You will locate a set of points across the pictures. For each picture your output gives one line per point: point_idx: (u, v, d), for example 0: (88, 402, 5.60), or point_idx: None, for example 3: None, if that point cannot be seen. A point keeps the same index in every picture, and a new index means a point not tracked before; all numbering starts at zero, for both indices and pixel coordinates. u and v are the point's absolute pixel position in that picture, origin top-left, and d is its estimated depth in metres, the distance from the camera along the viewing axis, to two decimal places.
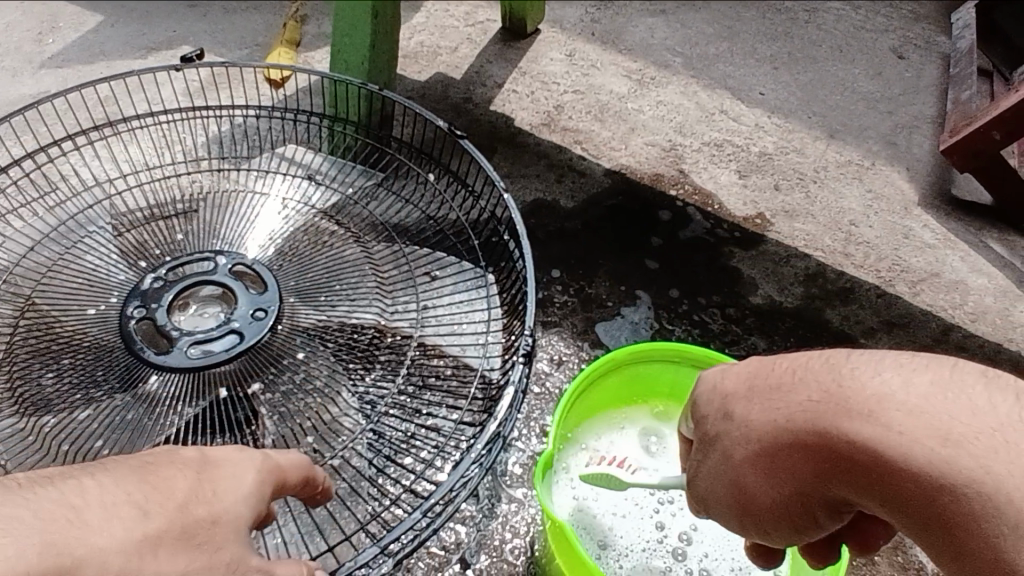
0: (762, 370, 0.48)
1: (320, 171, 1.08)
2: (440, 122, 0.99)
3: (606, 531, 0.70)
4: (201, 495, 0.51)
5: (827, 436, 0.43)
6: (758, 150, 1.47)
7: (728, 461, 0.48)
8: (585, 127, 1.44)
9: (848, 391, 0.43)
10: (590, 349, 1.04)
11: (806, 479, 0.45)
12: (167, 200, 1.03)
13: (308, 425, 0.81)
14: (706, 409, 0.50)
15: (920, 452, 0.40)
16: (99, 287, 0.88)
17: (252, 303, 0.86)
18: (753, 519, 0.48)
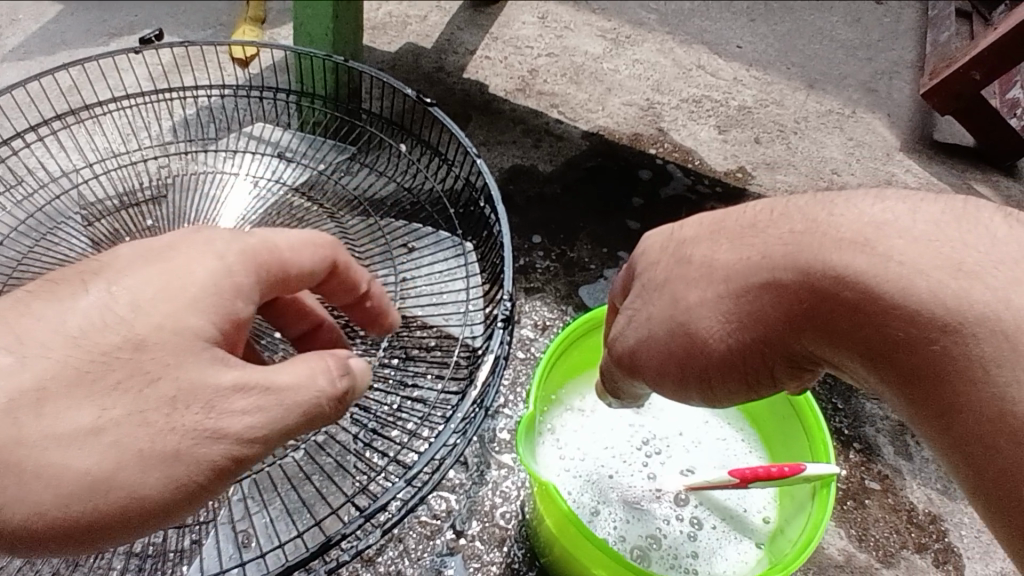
0: (734, 221, 0.52)
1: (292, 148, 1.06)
2: (408, 90, 0.96)
3: (593, 487, 0.70)
4: (115, 322, 0.51)
5: (808, 274, 0.47)
6: (737, 104, 1.45)
7: (689, 301, 0.50)
8: (560, 90, 1.42)
9: (834, 225, 0.48)
10: (574, 312, 1.04)
11: (774, 323, 0.48)
12: (137, 185, 1.01)
13: None
14: (663, 255, 0.54)
15: (919, 287, 0.44)
16: None
17: None
18: (701, 370, 0.51)
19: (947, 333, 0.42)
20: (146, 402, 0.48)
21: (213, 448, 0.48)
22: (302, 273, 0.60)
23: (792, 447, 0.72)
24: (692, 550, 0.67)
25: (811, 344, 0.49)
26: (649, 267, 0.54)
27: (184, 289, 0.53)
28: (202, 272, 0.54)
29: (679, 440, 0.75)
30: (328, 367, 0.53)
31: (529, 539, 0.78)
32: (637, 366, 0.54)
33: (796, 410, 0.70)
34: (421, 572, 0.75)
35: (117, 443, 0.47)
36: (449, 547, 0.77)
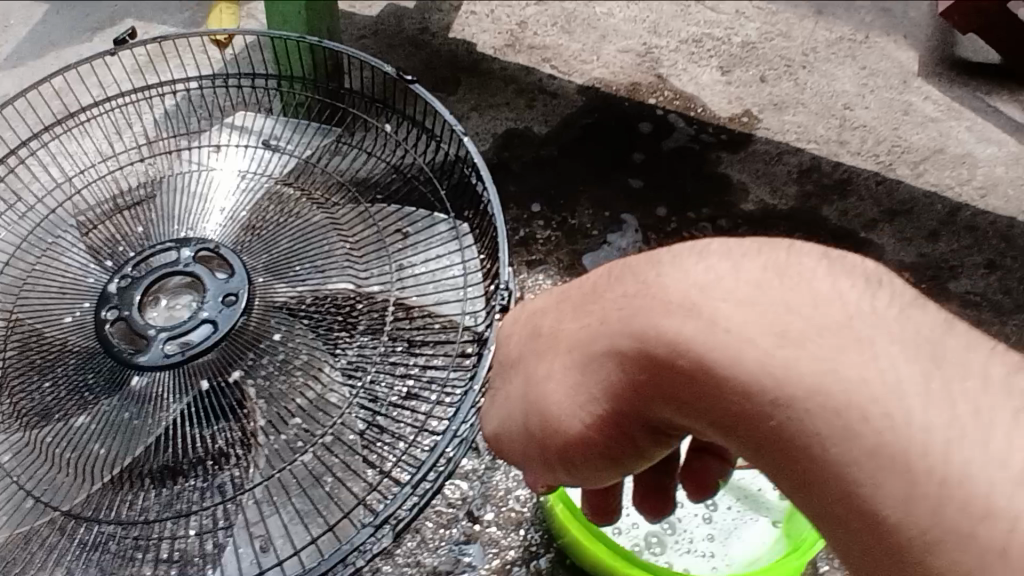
0: (577, 288, 0.46)
1: (278, 135, 1.04)
2: (386, 66, 0.92)
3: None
4: None
5: (637, 342, 0.40)
6: (740, 41, 1.38)
7: (535, 378, 0.45)
8: (552, 41, 1.35)
9: (665, 284, 0.40)
10: None
11: (621, 398, 0.41)
12: (131, 186, 1.00)
13: (294, 405, 0.80)
14: (518, 334, 0.49)
15: (738, 355, 0.37)
16: (74, 292, 0.88)
17: (222, 286, 0.85)
18: (560, 449, 0.45)
19: (776, 408, 0.36)
20: None
21: None
22: None
23: None
24: (707, 530, 0.68)
25: (663, 416, 0.42)
26: (506, 343, 0.50)
27: None
28: None
29: None
30: None
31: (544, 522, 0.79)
32: (506, 448, 0.50)
33: None
34: (440, 561, 0.77)
35: None
36: (465, 534, 0.78)
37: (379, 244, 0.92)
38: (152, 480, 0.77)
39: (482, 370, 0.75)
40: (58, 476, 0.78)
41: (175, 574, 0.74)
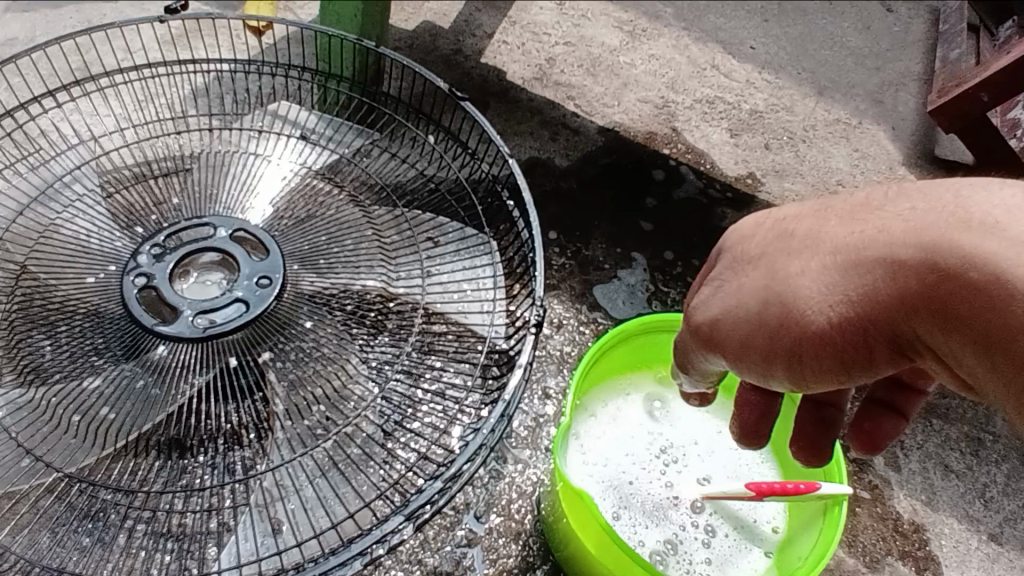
0: (844, 202, 0.49)
1: (312, 131, 1.05)
2: (441, 82, 0.96)
3: (615, 490, 0.73)
4: None
5: (921, 251, 0.43)
6: (748, 109, 1.47)
7: (788, 274, 0.47)
8: (577, 81, 1.42)
9: (961, 207, 0.43)
10: (588, 311, 1.05)
11: (882, 304, 0.44)
12: (160, 157, 1.00)
13: (318, 393, 0.81)
14: (758, 230, 0.52)
15: (1011, 257, 0.40)
16: (94, 254, 0.86)
17: (256, 268, 0.86)
18: (793, 344, 0.48)
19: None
20: None
21: None
22: None
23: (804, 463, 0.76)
24: (706, 555, 0.71)
25: (918, 329, 0.44)
26: (743, 241, 0.52)
27: None
28: None
29: (696, 449, 0.78)
30: None
31: (542, 533, 0.82)
32: (716, 336, 0.52)
33: None
34: (440, 561, 0.79)
35: None
36: (467, 538, 0.80)
37: (410, 250, 0.95)
38: (163, 449, 0.77)
39: (512, 387, 0.78)
40: (63, 436, 0.75)
41: (177, 543, 0.74)
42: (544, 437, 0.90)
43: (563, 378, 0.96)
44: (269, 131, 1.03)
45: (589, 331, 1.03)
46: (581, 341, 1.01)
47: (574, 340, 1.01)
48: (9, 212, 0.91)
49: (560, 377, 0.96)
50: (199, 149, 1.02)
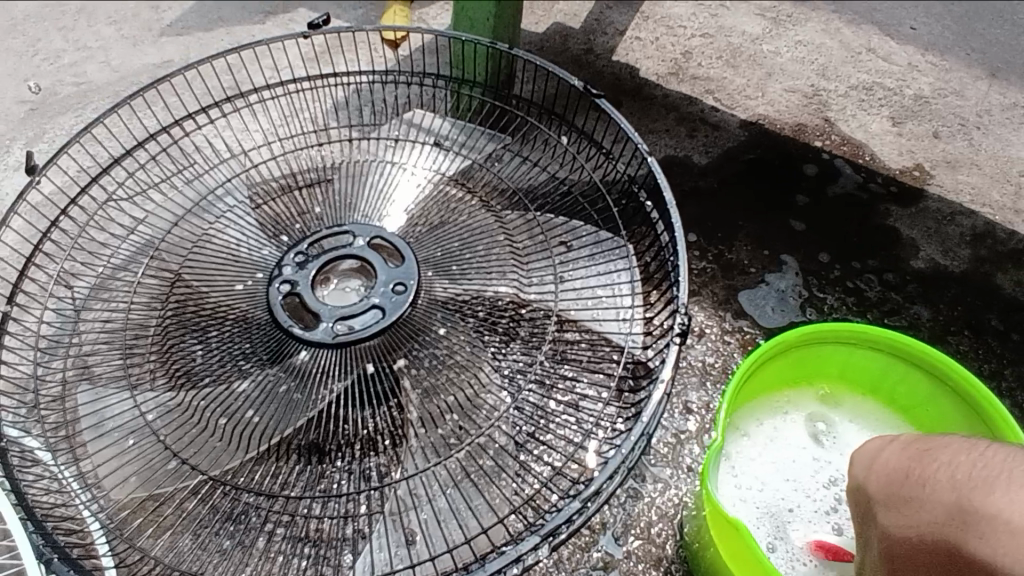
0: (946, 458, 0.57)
1: (447, 137, 1.05)
2: (577, 81, 0.92)
3: (772, 514, 0.66)
4: None
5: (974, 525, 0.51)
6: (914, 93, 1.31)
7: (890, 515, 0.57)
8: (715, 74, 1.33)
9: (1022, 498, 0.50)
10: (733, 319, 0.97)
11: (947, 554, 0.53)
12: (301, 168, 1.03)
13: (452, 401, 0.81)
14: (868, 476, 0.61)
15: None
16: (245, 262, 0.89)
17: (392, 276, 0.86)
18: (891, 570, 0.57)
19: None
20: None
21: None
22: None
23: None
24: None
25: None
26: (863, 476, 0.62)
27: None
28: None
29: None
30: None
31: (686, 562, 0.75)
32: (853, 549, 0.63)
33: None
34: None
35: None
36: (604, 561, 0.76)
37: (543, 254, 0.92)
38: (302, 457, 0.77)
39: (651, 407, 0.74)
40: (209, 440, 0.77)
41: (315, 549, 0.75)
42: (686, 456, 0.83)
43: (705, 392, 0.89)
44: (405, 139, 1.04)
45: (734, 342, 0.94)
46: (726, 352, 0.93)
47: (715, 350, 0.93)
48: (163, 230, 0.96)
49: (702, 390, 0.89)
50: (337, 159, 1.04)
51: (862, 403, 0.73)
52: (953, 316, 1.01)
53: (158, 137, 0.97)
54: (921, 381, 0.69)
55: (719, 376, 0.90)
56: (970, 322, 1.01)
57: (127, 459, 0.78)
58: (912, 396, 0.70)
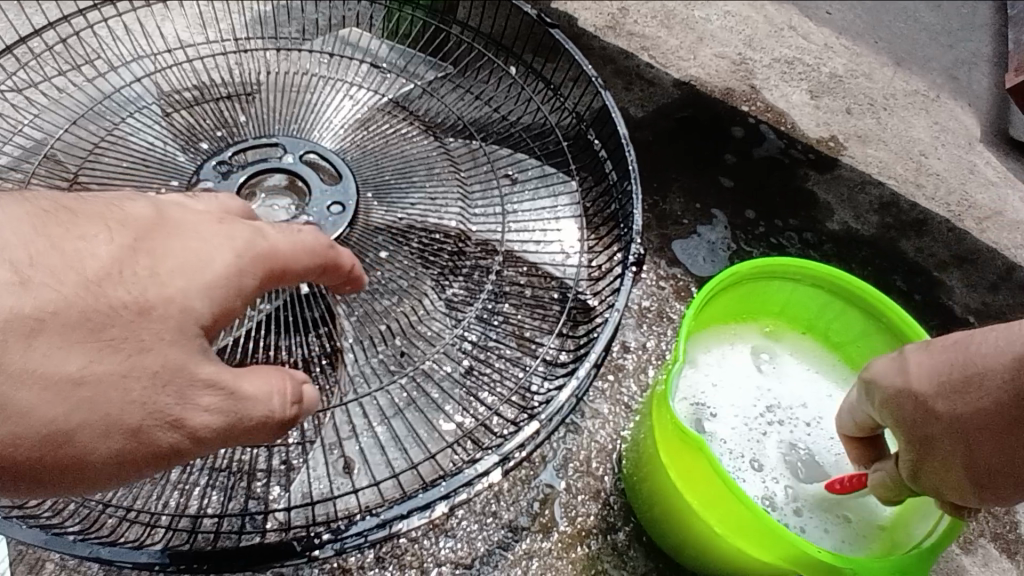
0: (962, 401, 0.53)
1: (384, 61, 0.98)
2: (531, 5, 0.89)
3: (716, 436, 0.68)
4: (120, 277, 0.47)
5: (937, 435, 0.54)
6: (829, 71, 1.32)
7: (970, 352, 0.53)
8: (651, 32, 1.32)
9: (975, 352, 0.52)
10: (667, 267, 0.98)
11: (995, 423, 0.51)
12: (220, 77, 0.92)
13: (395, 327, 0.76)
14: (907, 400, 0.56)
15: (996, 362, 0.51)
16: (156, 168, 0.79)
17: (328, 195, 0.80)
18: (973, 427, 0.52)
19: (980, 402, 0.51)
20: (132, 368, 0.44)
21: (168, 436, 0.44)
22: (257, 418, 0.46)
23: None
24: (798, 523, 0.65)
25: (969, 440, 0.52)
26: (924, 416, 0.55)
27: (197, 267, 0.49)
28: (211, 261, 0.49)
29: (804, 413, 0.72)
30: (284, 389, 0.48)
31: (624, 494, 0.76)
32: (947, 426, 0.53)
33: None
34: (517, 515, 0.73)
35: (93, 402, 0.43)
36: (544, 493, 0.74)
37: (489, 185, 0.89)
38: None
39: (603, 339, 0.71)
40: None
41: (228, 479, 0.68)
42: (625, 393, 0.84)
43: (641, 332, 0.90)
44: (341, 55, 0.96)
45: (669, 287, 0.95)
46: (662, 296, 0.94)
47: (652, 294, 0.94)
48: (53, 133, 0.84)
49: (639, 331, 0.90)
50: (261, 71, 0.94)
51: (800, 340, 0.77)
52: (863, 275, 1.09)
53: (52, 25, 0.84)
54: (852, 317, 0.73)
55: (655, 319, 0.91)
56: (876, 282, 1.09)
57: None
58: (844, 332, 0.75)
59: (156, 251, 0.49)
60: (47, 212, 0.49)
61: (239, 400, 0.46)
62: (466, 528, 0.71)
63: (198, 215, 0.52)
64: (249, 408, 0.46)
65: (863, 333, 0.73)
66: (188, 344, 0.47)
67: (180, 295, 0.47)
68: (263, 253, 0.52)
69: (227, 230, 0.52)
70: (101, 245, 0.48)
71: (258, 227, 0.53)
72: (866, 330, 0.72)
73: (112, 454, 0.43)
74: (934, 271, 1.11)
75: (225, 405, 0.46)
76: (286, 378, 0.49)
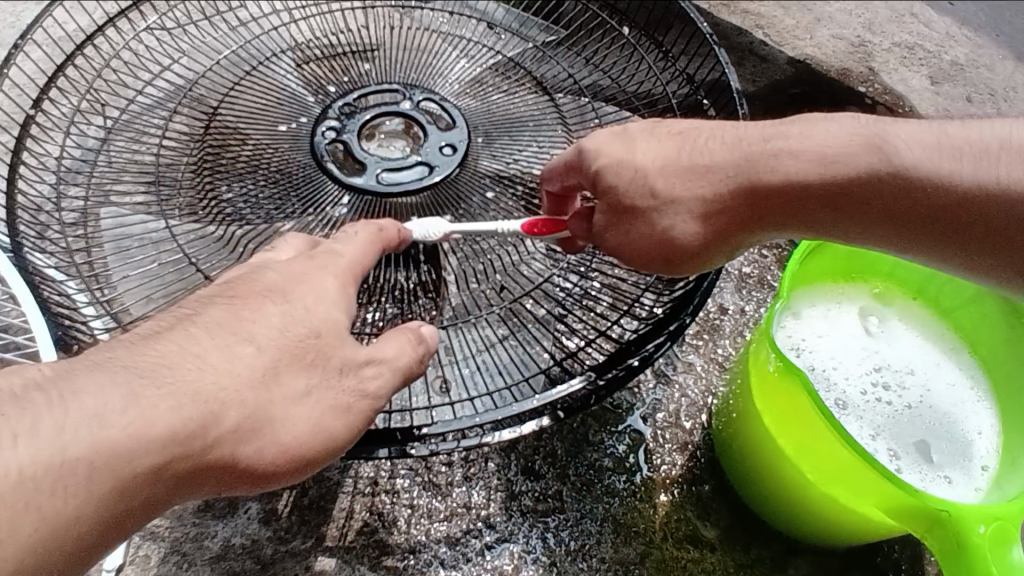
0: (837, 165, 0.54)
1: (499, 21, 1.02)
2: None
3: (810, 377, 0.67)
4: (292, 321, 0.49)
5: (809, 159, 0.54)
6: (951, 60, 1.24)
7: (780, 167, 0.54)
8: (766, 11, 1.29)
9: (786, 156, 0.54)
10: (772, 236, 0.94)
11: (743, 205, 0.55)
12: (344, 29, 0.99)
13: (495, 265, 0.78)
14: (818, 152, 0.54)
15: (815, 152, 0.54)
16: (286, 108, 0.87)
17: (440, 137, 0.84)
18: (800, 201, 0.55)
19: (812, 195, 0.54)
20: (323, 372, 0.49)
21: (362, 402, 0.51)
22: (409, 371, 0.53)
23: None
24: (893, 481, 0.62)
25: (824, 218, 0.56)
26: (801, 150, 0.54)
27: (314, 312, 0.50)
28: (323, 285, 0.52)
29: (912, 378, 0.69)
30: (411, 336, 0.54)
31: (711, 449, 0.75)
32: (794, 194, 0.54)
33: None
34: (602, 456, 0.74)
35: (325, 400, 0.49)
36: (631, 437, 0.75)
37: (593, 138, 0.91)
38: None
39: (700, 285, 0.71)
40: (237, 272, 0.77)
41: None
42: (719, 353, 0.82)
43: (740, 296, 0.88)
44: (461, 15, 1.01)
45: (771, 256, 0.91)
46: (763, 263, 0.91)
47: (753, 261, 0.91)
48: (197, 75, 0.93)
49: (737, 295, 0.88)
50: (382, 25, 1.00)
51: (911, 305, 0.73)
52: None
53: None
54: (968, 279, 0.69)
55: (756, 285, 0.89)
56: None
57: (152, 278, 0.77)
58: (958, 297, 0.71)
59: (264, 318, 0.49)
60: (212, 301, 0.51)
61: (394, 350, 0.53)
62: (553, 460, 0.73)
63: (297, 261, 0.53)
64: (392, 369, 0.52)
65: (978, 298, 0.69)
66: (347, 342, 0.51)
67: (320, 312, 0.50)
68: (350, 268, 0.54)
69: (320, 261, 0.53)
70: (258, 309, 0.49)
71: (334, 253, 0.54)
72: (983, 294, 0.68)
73: (330, 431, 0.49)
74: None
75: (385, 370, 0.52)
76: (411, 327, 0.55)
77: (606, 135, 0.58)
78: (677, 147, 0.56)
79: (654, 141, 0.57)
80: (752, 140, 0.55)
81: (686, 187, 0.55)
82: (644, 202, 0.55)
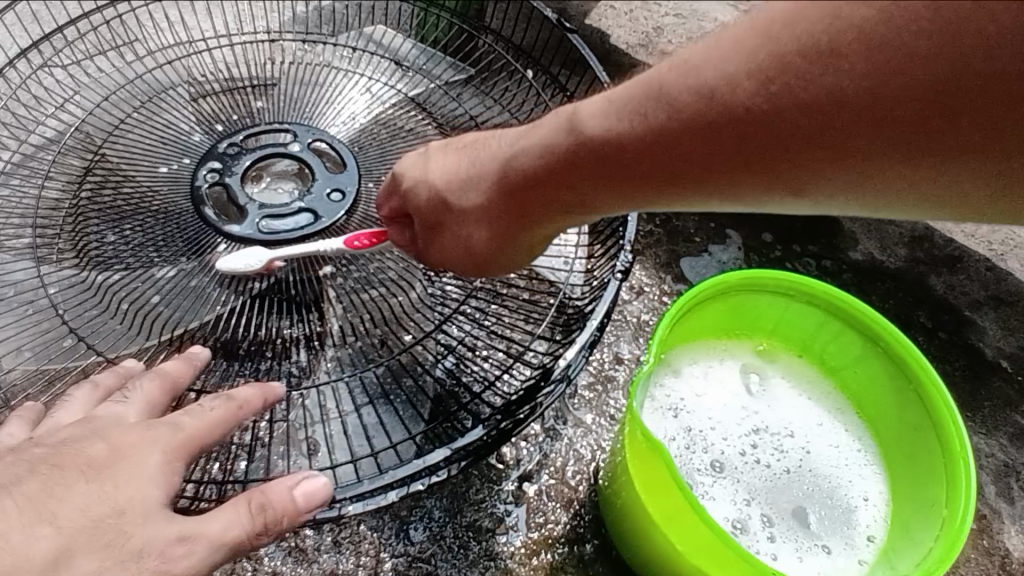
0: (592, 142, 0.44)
1: (405, 60, 1.00)
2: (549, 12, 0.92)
3: (687, 437, 0.67)
4: (93, 505, 0.45)
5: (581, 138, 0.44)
6: None
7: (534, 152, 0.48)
8: (684, 53, 1.30)
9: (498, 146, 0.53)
10: (673, 282, 0.97)
11: (497, 208, 0.53)
12: (244, 65, 0.96)
13: (377, 315, 0.76)
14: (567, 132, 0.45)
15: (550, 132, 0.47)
16: (173, 147, 0.84)
17: (329, 182, 0.81)
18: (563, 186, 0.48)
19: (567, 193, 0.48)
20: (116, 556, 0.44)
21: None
22: (233, 548, 0.47)
23: (916, 464, 0.66)
24: (772, 549, 0.62)
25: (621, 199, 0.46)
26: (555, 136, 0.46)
27: (125, 493, 0.46)
28: (140, 462, 0.47)
29: (791, 439, 0.69)
30: (247, 506, 0.48)
31: (596, 506, 0.73)
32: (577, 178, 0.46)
33: (933, 419, 0.64)
34: (483, 516, 0.72)
35: None
36: (515, 496, 0.73)
37: None
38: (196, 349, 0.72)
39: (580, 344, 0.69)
40: (109, 322, 0.72)
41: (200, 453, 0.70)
42: (611, 405, 0.81)
43: (637, 346, 0.87)
44: (363, 50, 0.99)
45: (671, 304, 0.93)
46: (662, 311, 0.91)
47: (654, 309, 0.92)
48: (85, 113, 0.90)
49: (634, 345, 0.88)
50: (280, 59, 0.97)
51: (795, 362, 0.74)
52: (884, 309, 1.02)
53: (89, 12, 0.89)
54: (852, 340, 0.70)
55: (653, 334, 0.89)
56: (898, 317, 1.01)
57: (23, 330, 0.73)
58: (841, 356, 0.72)
59: (66, 501, 0.45)
60: (26, 469, 0.46)
61: (214, 524, 0.47)
62: (429, 521, 0.71)
63: (126, 428, 0.50)
64: (211, 544, 0.46)
65: (863, 358, 0.71)
66: (155, 521, 0.46)
67: (129, 491, 0.46)
68: (183, 439, 0.49)
69: (148, 431, 0.49)
70: (67, 485, 0.45)
71: (169, 423, 0.50)
72: (867, 354, 0.70)
73: None
74: (965, 310, 1.03)
75: (202, 546, 0.46)
76: (248, 495, 0.49)
77: (412, 157, 0.63)
78: (458, 160, 0.57)
79: (441, 158, 0.58)
80: (508, 146, 0.51)
81: (467, 197, 0.55)
82: (445, 217, 0.58)
